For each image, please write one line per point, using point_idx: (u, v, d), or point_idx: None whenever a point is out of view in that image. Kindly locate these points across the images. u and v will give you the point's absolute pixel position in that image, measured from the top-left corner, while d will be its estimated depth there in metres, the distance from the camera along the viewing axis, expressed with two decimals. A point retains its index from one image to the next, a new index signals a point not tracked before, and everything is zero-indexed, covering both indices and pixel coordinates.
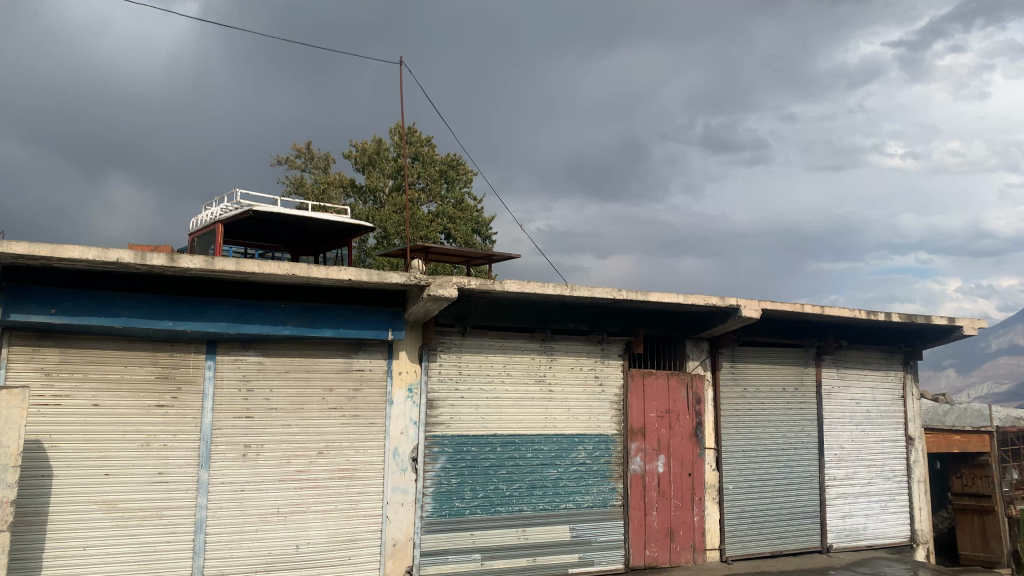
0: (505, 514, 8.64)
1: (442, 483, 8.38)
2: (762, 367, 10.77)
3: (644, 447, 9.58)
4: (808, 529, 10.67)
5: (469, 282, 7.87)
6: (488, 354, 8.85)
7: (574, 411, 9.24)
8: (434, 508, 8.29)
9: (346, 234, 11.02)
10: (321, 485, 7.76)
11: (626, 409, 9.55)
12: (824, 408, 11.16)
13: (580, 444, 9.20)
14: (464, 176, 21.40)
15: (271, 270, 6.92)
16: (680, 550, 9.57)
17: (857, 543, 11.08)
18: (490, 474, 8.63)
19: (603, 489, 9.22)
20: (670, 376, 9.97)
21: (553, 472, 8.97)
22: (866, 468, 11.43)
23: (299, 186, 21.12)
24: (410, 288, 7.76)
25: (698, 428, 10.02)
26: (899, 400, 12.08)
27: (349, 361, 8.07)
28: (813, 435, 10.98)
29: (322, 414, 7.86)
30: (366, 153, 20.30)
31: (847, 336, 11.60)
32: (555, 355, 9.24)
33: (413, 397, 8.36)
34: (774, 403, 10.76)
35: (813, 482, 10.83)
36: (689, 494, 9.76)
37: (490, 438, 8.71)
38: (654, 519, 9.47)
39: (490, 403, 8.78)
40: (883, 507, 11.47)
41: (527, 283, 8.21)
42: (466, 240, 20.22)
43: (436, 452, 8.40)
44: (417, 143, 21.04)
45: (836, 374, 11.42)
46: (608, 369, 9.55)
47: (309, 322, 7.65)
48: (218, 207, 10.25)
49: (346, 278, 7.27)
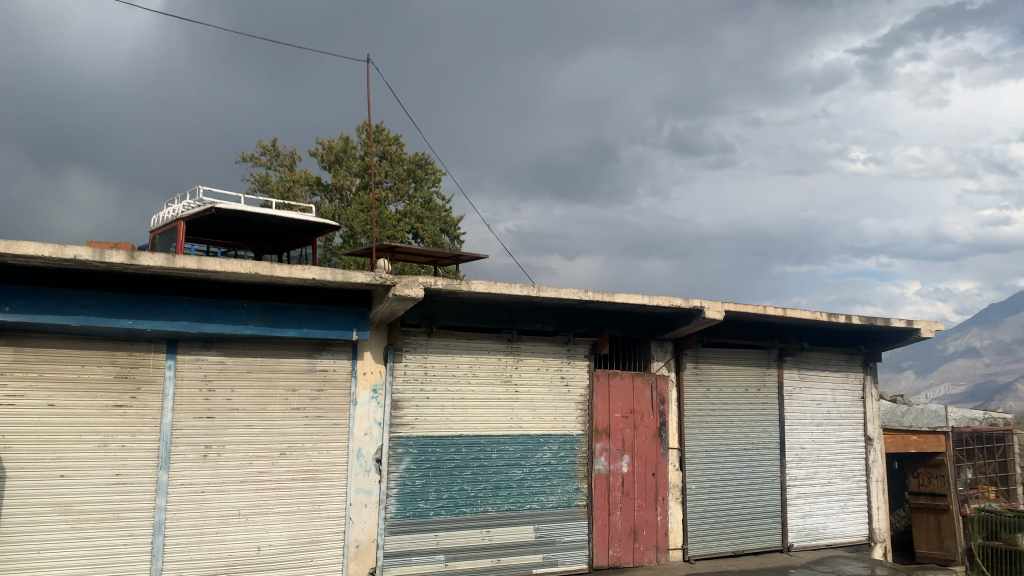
0: (470, 515, 8.62)
1: (407, 484, 8.34)
2: (726, 368, 10.89)
3: (609, 447, 9.64)
4: (769, 529, 10.81)
5: (436, 282, 7.84)
6: (454, 354, 8.83)
7: (540, 412, 9.26)
8: (398, 509, 8.25)
9: (312, 233, 10.93)
10: (283, 486, 7.67)
11: (591, 409, 9.60)
12: (786, 409, 11.31)
13: (546, 445, 9.21)
14: (432, 176, 21.32)
15: (234, 269, 6.83)
16: (644, 550, 9.64)
17: (817, 542, 11.25)
18: (454, 475, 8.61)
19: (568, 489, 9.25)
20: (635, 377, 10.03)
21: (518, 472, 8.98)
22: (826, 468, 11.62)
23: (264, 184, 20.88)
24: (376, 287, 7.71)
25: (662, 428, 10.10)
26: (859, 401, 12.29)
27: (313, 361, 8.00)
28: (775, 435, 11.13)
29: (284, 415, 7.77)
30: (333, 151, 20.13)
31: (809, 338, 11.77)
32: (521, 355, 9.24)
33: (378, 397, 8.31)
34: (737, 404, 10.88)
35: (774, 482, 10.97)
36: (653, 494, 9.83)
37: (455, 438, 8.68)
38: (618, 519, 9.53)
39: (455, 404, 8.76)
40: (843, 506, 11.66)
41: (493, 283, 8.20)
42: (434, 240, 20.16)
43: (401, 452, 8.36)
44: (385, 142, 20.92)
45: (798, 375, 11.59)
46: (574, 370, 9.58)
47: (273, 321, 7.56)
48: (180, 204, 10.09)
49: (311, 277, 7.20)
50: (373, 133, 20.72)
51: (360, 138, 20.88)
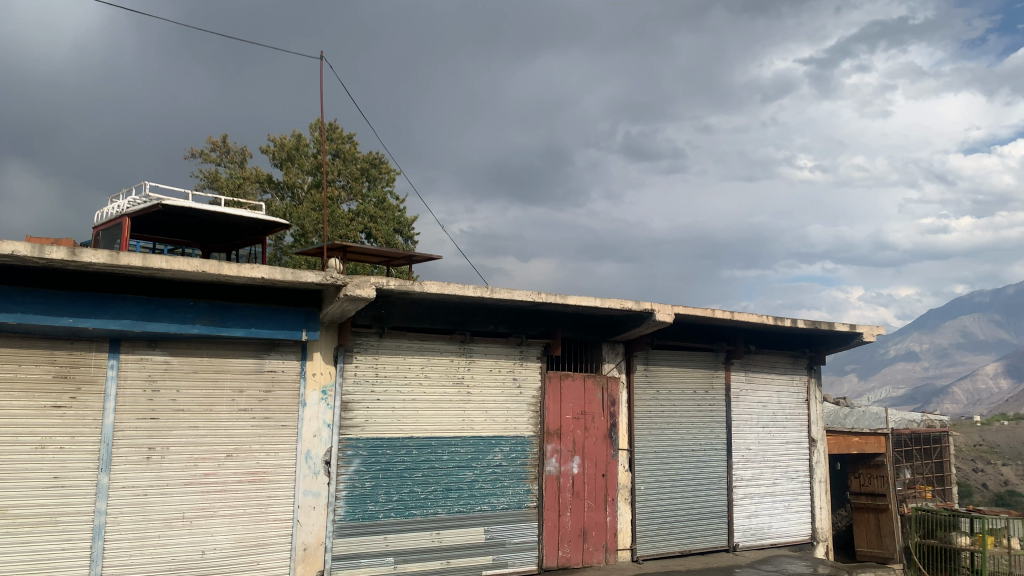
0: (420, 517, 8.58)
1: (356, 486, 8.26)
2: (675, 370, 11.03)
3: (560, 449, 9.69)
4: (715, 529, 10.98)
5: (388, 282, 7.79)
6: (406, 355, 8.79)
7: (491, 413, 9.26)
8: (347, 512, 8.17)
9: (262, 231, 10.77)
10: (229, 488, 7.53)
11: (543, 411, 9.63)
12: (733, 411, 11.51)
13: (497, 447, 9.22)
14: (386, 176, 21.17)
15: (180, 267, 6.68)
16: (593, 551, 9.71)
17: (762, 542, 11.47)
18: (404, 477, 8.55)
19: (518, 491, 9.27)
20: (586, 378, 10.10)
21: (469, 474, 8.96)
22: (771, 469, 11.85)
23: (213, 181, 20.46)
24: (327, 287, 7.63)
25: (612, 429, 10.19)
26: (803, 403, 12.57)
27: (261, 362, 7.88)
28: (722, 437, 11.31)
29: (231, 416, 7.64)
30: (284, 148, 19.83)
31: (756, 341, 11.99)
32: (473, 357, 9.24)
33: (327, 399, 8.23)
34: (686, 406, 11.03)
35: (720, 483, 11.15)
36: (603, 495, 9.91)
37: (406, 440, 8.63)
38: (568, 520, 9.58)
39: (406, 405, 8.71)
40: (787, 506, 11.92)
41: (446, 284, 8.18)
42: (387, 239, 20.02)
43: (350, 454, 8.28)
44: (338, 140, 20.69)
45: (745, 378, 11.80)
46: (526, 371, 9.61)
47: (220, 321, 7.43)
48: (125, 200, 9.85)
49: (260, 276, 7.08)
50: (326, 130, 20.48)
51: (313, 136, 20.63)
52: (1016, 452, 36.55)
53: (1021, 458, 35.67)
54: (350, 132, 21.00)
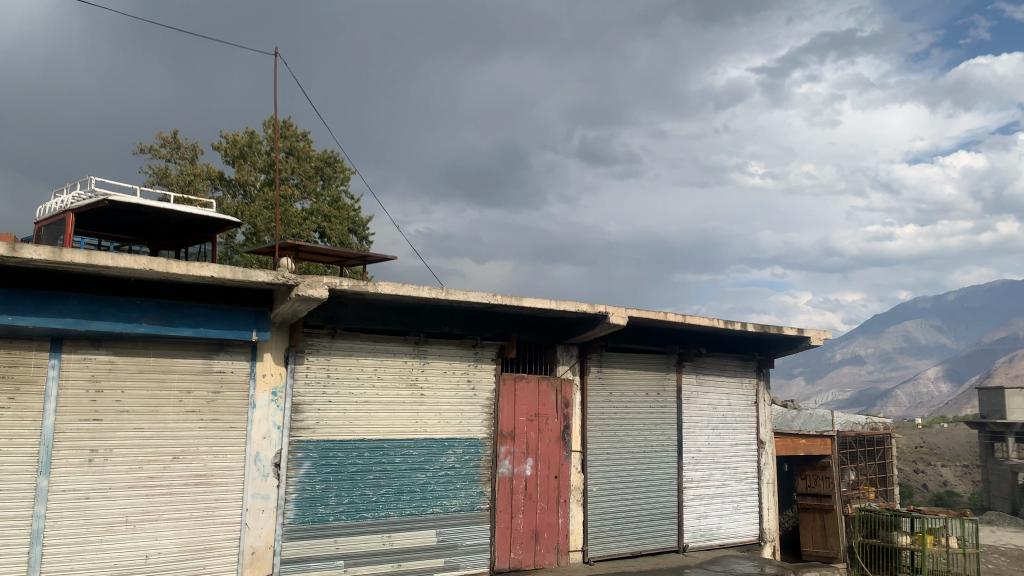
0: (372, 520, 8.50)
1: (306, 488, 8.16)
2: (627, 373, 11.13)
3: (513, 450, 9.69)
4: (665, 530, 11.10)
5: (341, 282, 7.71)
6: (359, 357, 8.70)
7: (445, 415, 9.22)
8: (297, 515, 8.06)
9: (212, 229, 10.57)
10: (175, 491, 7.38)
11: (497, 413, 9.63)
12: (684, 412, 11.65)
13: (450, 449, 9.19)
14: (341, 175, 20.98)
15: (127, 265, 6.51)
16: (545, 552, 9.73)
17: (711, 542, 11.63)
18: (356, 480, 8.47)
19: (471, 493, 9.25)
20: (540, 380, 10.13)
21: (421, 476, 8.92)
22: (721, 470, 12.03)
23: (162, 177, 20.01)
24: (278, 287, 7.52)
25: (565, 431, 10.23)
26: (752, 405, 12.80)
27: (210, 362, 7.72)
28: (673, 438, 11.45)
29: (178, 418, 7.48)
30: (237, 145, 19.50)
31: (707, 344, 12.17)
32: (427, 358, 9.19)
33: (277, 401, 8.11)
34: (638, 408, 11.14)
35: (671, 484, 11.28)
36: (555, 497, 9.95)
37: (358, 442, 8.55)
38: (521, 522, 9.59)
39: (359, 407, 8.63)
40: (736, 507, 12.10)
41: (401, 285, 8.12)
42: (341, 239, 19.83)
43: (300, 457, 8.17)
44: (292, 138, 20.43)
45: (696, 380, 11.96)
46: (480, 373, 9.59)
47: (168, 320, 7.27)
48: (69, 195, 9.58)
49: (209, 274, 6.95)
50: (280, 128, 20.19)
51: (266, 133, 20.32)
52: (954, 453, 37.77)
53: (959, 460, 36.86)
54: (305, 130, 20.75)
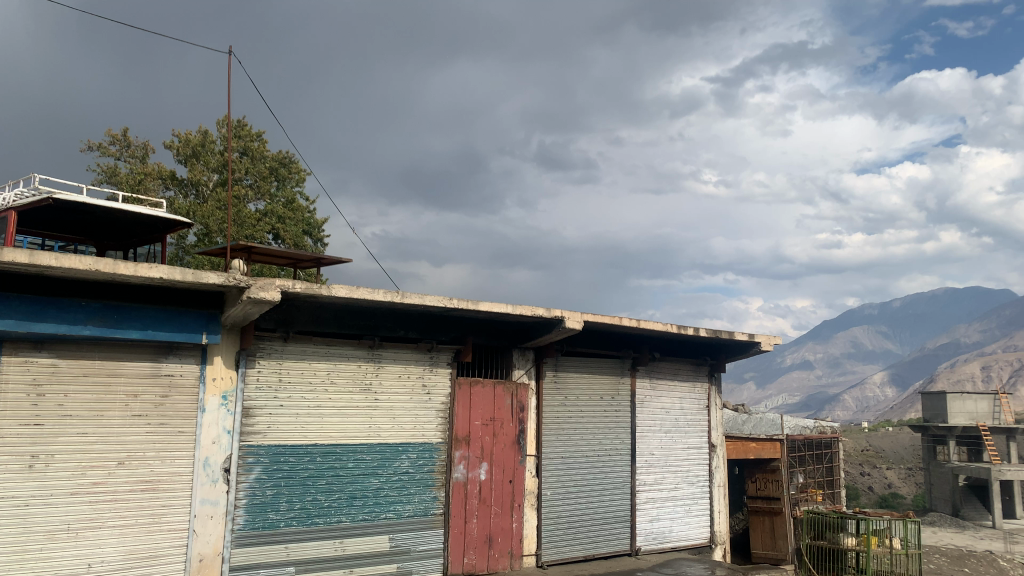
0: (323, 526, 8.40)
1: (256, 494, 8.03)
2: (582, 377, 11.19)
3: (468, 455, 9.66)
4: (618, 533, 11.18)
5: (294, 284, 7.61)
6: (312, 361, 8.59)
7: (399, 420, 9.16)
8: (247, 521, 7.93)
9: (162, 230, 10.35)
10: (119, 498, 7.19)
11: (452, 417, 9.60)
12: (637, 416, 11.76)
13: (404, 454, 9.13)
14: (296, 175, 20.75)
15: (72, 265, 6.34)
16: (498, 557, 9.71)
17: (663, 545, 11.74)
18: (308, 485, 8.36)
19: (424, 499, 9.20)
20: (496, 385, 10.11)
21: (375, 481, 8.84)
22: (673, 474, 12.16)
23: (111, 175, 19.53)
24: (229, 290, 7.40)
25: (520, 435, 10.24)
26: (704, 409, 12.97)
27: (158, 365, 7.57)
28: (626, 442, 11.54)
29: (124, 422, 7.30)
30: (190, 144, 19.14)
31: (660, 348, 12.30)
32: (382, 362, 9.12)
33: (227, 405, 7.99)
34: (592, 412, 11.21)
35: (624, 487, 11.37)
36: (509, 501, 9.95)
37: (310, 447, 8.44)
38: (474, 527, 9.56)
39: (312, 412, 8.52)
40: (687, 510, 12.24)
41: (355, 288, 8.05)
42: (295, 241, 19.59)
43: (251, 462, 8.04)
44: (246, 137, 20.12)
45: (649, 384, 12.07)
46: (435, 377, 9.55)
47: (114, 322, 7.10)
48: (11, 192, 9.32)
49: (158, 275, 6.80)
50: (233, 127, 19.87)
51: (220, 132, 19.98)
52: (898, 456, 38.78)
53: (903, 463, 37.84)
54: (259, 130, 20.46)
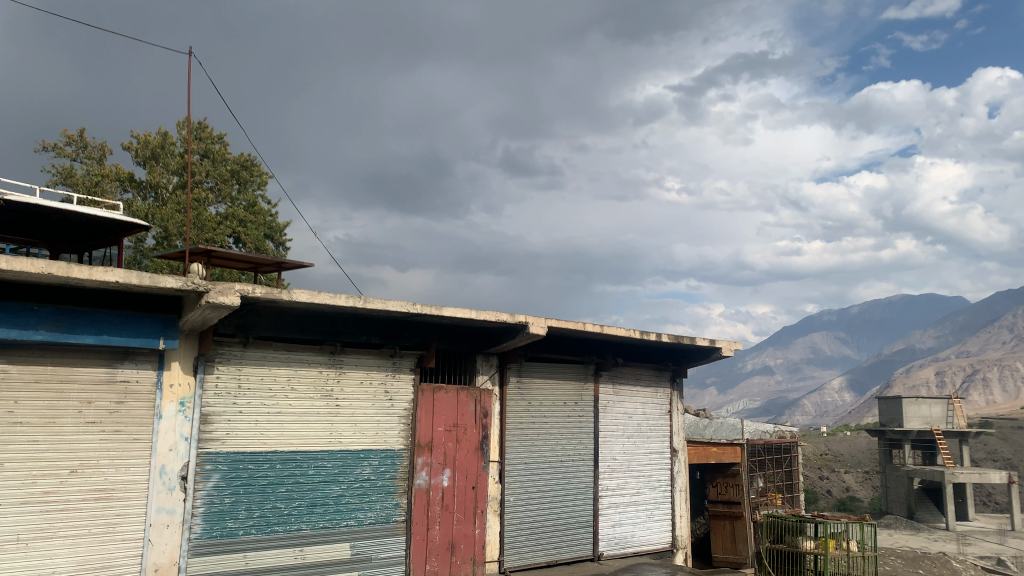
0: (283, 534, 8.29)
1: (214, 502, 7.90)
2: (546, 383, 11.20)
3: (430, 461, 9.61)
4: (581, 538, 11.20)
5: (255, 289, 7.51)
6: (272, 367, 8.48)
7: (361, 426, 9.08)
8: (204, 530, 7.79)
9: (119, 233, 10.14)
10: (71, 507, 7.01)
11: (415, 424, 9.55)
12: (600, 421, 11.80)
13: (365, 460, 9.05)
14: (257, 178, 20.52)
15: (23, 268, 6.18)
16: (461, 564, 9.67)
17: (625, 550, 11.79)
18: (267, 493, 8.25)
19: (386, 505, 9.13)
20: (459, 391, 10.08)
21: (335, 489, 8.75)
22: (635, 479, 12.23)
23: (67, 176, 19.10)
24: (188, 294, 7.27)
25: (484, 441, 10.21)
26: (666, 414, 13.08)
27: (113, 371, 7.41)
28: (589, 447, 11.58)
29: (76, 430, 7.13)
30: (149, 145, 18.80)
31: (623, 353, 12.38)
32: (344, 368, 9.04)
33: (185, 411, 7.86)
34: (556, 418, 11.22)
35: (586, 493, 11.40)
36: (472, 508, 9.91)
37: (269, 455, 8.32)
38: (437, 533, 9.50)
39: (272, 419, 8.41)
40: (649, 515, 12.31)
41: (317, 293, 7.97)
42: (256, 244, 19.36)
43: (208, 469, 7.90)
44: (207, 139, 19.82)
45: (612, 389, 12.14)
46: (398, 383, 9.49)
47: (68, 327, 6.94)
48: None
49: (113, 279, 6.67)
50: (194, 129, 19.57)
51: (180, 134, 19.66)
52: (856, 461, 39.50)
53: (860, 467, 38.53)
54: (220, 132, 20.19)
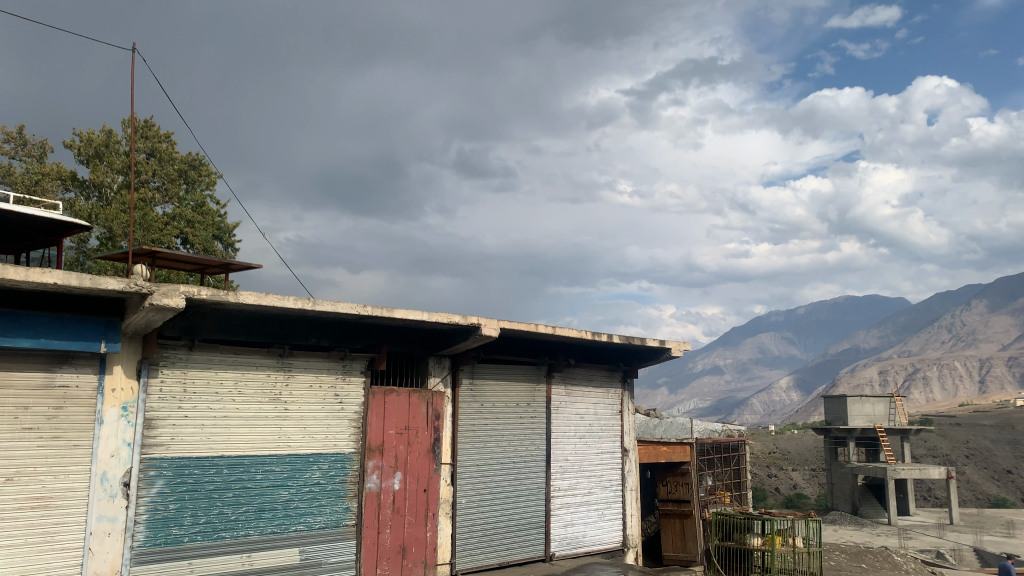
0: (230, 540, 8.15)
1: (158, 509, 7.74)
2: (498, 385, 11.21)
3: (381, 465, 9.54)
4: (533, 539, 11.23)
5: (200, 292, 7.37)
6: (218, 370, 8.33)
7: (310, 430, 8.98)
8: (147, 537, 7.62)
9: (59, 234, 9.84)
10: (7, 517, 6.78)
11: (365, 427, 9.47)
12: (552, 423, 11.85)
13: (315, 464, 8.95)
14: (206, 178, 20.16)
15: None
16: (412, 567, 9.61)
17: (577, 550, 11.85)
18: (214, 498, 8.09)
19: (336, 509, 9.04)
20: (411, 393, 10.03)
21: (284, 494, 8.62)
22: (587, 479, 12.32)
23: (5, 174, 18.51)
24: (131, 295, 7.09)
25: (435, 444, 10.18)
26: (618, 415, 13.21)
27: (51, 376, 7.20)
28: (541, 448, 11.63)
29: (13, 436, 6.91)
30: (92, 144, 18.29)
31: (575, 354, 12.46)
32: (293, 372, 8.92)
33: (128, 416, 7.67)
34: (508, 419, 11.24)
35: (538, 494, 11.45)
36: (423, 511, 9.87)
37: (216, 459, 8.17)
38: (388, 537, 9.44)
39: (218, 423, 8.26)
40: (600, 515, 12.40)
41: (265, 295, 7.87)
42: (204, 245, 18.99)
43: (152, 475, 7.73)
44: (154, 138, 19.39)
45: (564, 390, 12.21)
46: (348, 386, 9.41)
47: (3, 330, 6.76)
48: None
49: (51, 281, 6.49)
50: (140, 127, 19.13)
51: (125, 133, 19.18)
52: (803, 458, 40.35)
53: (807, 465, 39.38)
54: (167, 131, 19.78)
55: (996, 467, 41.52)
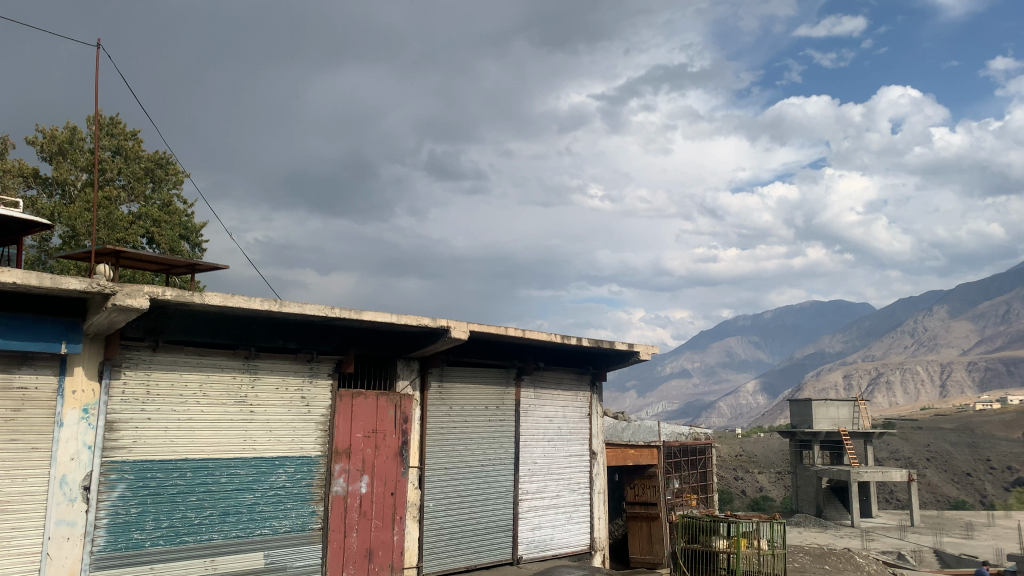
0: (193, 544, 8.03)
1: (119, 513, 7.61)
2: (467, 387, 11.20)
3: (348, 468, 9.48)
4: (500, 542, 11.23)
5: (165, 292, 7.27)
6: (182, 372, 8.22)
7: (277, 433, 8.89)
8: (108, 542, 7.49)
9: (20, 232, 9.64)
10: None
11: (332, 430, 9.40)
12: (521, 425, 11.86)
13: (281, 468, 8.86)
14: (173, 177, 19.88)
15: None
16: (378, 570, 9.55)
17: (544, 553, 11.87)
18: (177, 502, 7.98)
19: (302, 513, 8.96)
20: (379, 396, 9.97)
21: (249, 497, 8.53)
22: (555, 482, 12.34)
23: None
24: (92, 296, 6.97)
25: (403, 447, 10.14)
26: (586, 418, 13.25)
27: (10, 377, 7.05)
28: (510, 451, 11.63)
29: None
30: (56, 141, 17.95)
31: (544, 357, 12.48)
32: (258, 374, 8.82)
33: (89, 419, 7.54)
34: (477, 422, 11.23)
35: (506, 497, 11.45)
36: (390, 514, 9.82)
37: (179, 463, 8.06)
38: (354, 541, 9.37)
39: (182, 426, 8.14)
40: (568, 517, 12.43)
41: (230, 296, 7.78)
42: (171, 245, 18.73)
43: (113, 479, 7.60)
44: (120, 136, 19.09)
45: (533, 393, 12.22)
46: (315, 389, 9.34)
47: None
48: None
49: (10, 280, 6.36)
50: (105, 125, 18.81)
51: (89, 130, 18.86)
52: (769, 461, 40.86)
53: (773, 468, 39.89)
54: (134, 129, 19.49)
55: (956, 470, 42.38)
